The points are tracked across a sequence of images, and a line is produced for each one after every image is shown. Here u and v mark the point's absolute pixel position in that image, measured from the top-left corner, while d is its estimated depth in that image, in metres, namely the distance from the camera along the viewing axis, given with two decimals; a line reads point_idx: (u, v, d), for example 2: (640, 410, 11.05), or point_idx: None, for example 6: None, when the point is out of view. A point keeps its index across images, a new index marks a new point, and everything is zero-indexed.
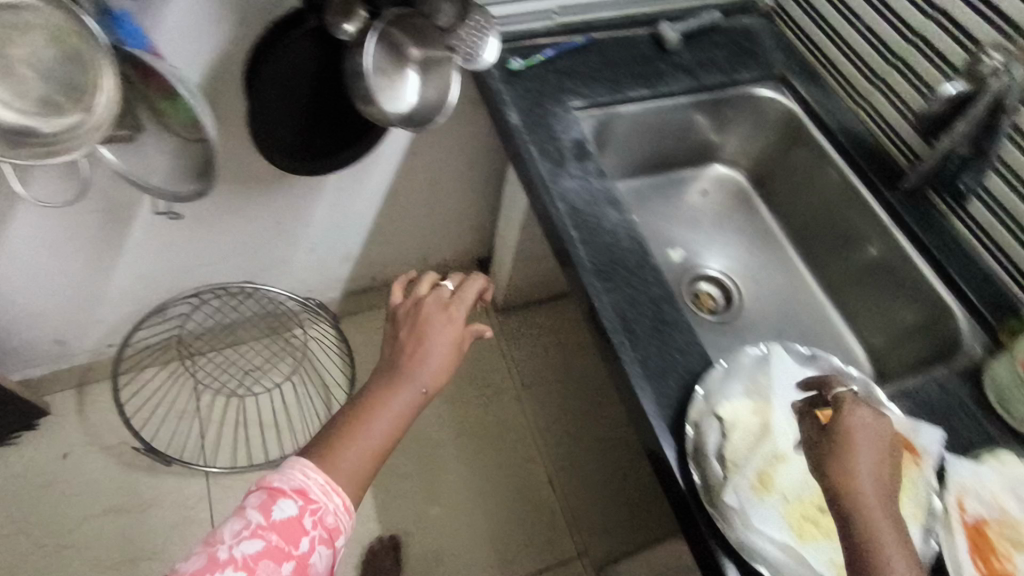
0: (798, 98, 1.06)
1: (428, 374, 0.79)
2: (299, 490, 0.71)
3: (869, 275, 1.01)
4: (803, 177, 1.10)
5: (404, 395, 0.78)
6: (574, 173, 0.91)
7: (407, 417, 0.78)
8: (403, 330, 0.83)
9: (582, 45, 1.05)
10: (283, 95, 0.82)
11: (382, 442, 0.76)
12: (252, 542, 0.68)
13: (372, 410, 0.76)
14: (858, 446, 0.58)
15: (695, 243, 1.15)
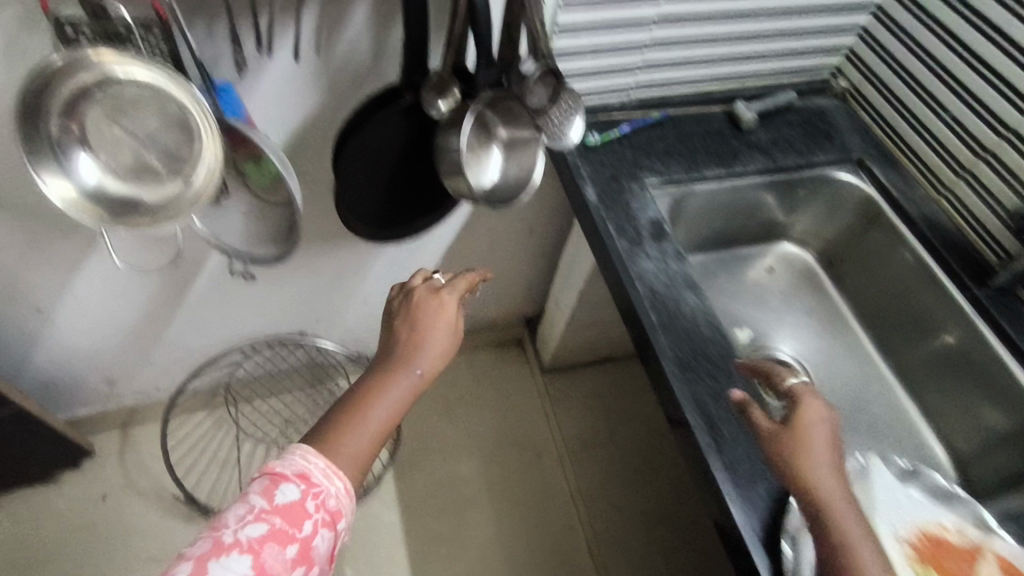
0: (876, 183, 1.04)
1: (423, 359, 0.76)
2: (301, 473, 0.66)
3: (952, 370, 0.96)
4: (879, 262, 1.07)
5: (400, 383, 0.74)
6: (651, 253, 0.89)
7: (402, 405, 0.74)
8: (399, 319, 0.79)
9: (658, 121, 1.05)
10: (370, 167, 0.83)
11: (380, 432, 0.72)
12: (255, 525, 0.62)
13: (364, 399, 0.73)
14: (811, 440, 0.66)
15: (764, 323, 1.12)
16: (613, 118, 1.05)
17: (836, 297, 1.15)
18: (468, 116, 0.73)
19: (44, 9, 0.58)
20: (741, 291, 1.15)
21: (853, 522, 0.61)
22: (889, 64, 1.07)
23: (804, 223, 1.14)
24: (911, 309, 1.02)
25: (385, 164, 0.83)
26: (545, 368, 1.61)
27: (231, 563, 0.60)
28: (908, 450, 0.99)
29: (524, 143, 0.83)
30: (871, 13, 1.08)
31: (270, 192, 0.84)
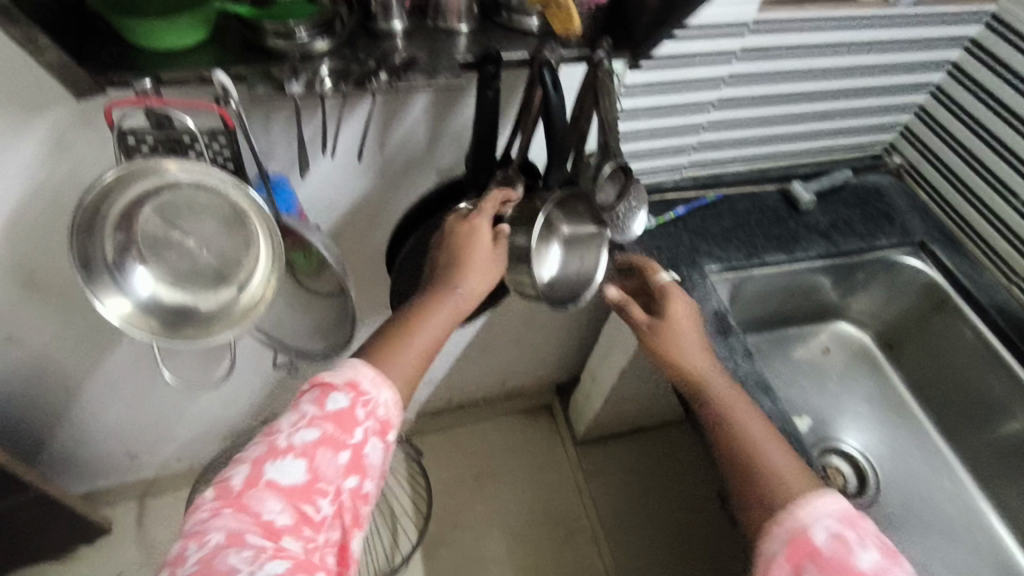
0: (941, 267, 1.00)
1: (463, 273, 0.65)
2: (350, 381, 0.57)
3: None
4: (943, 348, 1.02)
5: (442, 305, 0.64)
6: (719, 350, 0.84)
7: (449, 323, 0.64)
8: (437, 248, 0.69)
9: (713, 202, 1.01)
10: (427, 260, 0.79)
11: (427, 351, 0.62)
12: (306, 430, 0.54)
13: (401, 329, 0.62)
14: (680, 330, 0.73)
15: (823, 410, 1.07)
16: (666, 198, 1.01)
17: (898, 382, 1.10)
18: (540, 217, 0.69)
19: (108, 121, 0.55)
20: (797, 374, 1.10)
21: (735, 402, 0.66)
22: (950, 144, 1.04)
23: (862, 303, 1.10)
24: (987, 404, 0.97)
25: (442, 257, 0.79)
26: (578, 438, 1.55)
27: (285, 469, 0.53)
28: (987, 556, 0.93)
29: (588, 238, 0.78)
30: (930, 92, 1.05)
31: (323, 288, 0.80)
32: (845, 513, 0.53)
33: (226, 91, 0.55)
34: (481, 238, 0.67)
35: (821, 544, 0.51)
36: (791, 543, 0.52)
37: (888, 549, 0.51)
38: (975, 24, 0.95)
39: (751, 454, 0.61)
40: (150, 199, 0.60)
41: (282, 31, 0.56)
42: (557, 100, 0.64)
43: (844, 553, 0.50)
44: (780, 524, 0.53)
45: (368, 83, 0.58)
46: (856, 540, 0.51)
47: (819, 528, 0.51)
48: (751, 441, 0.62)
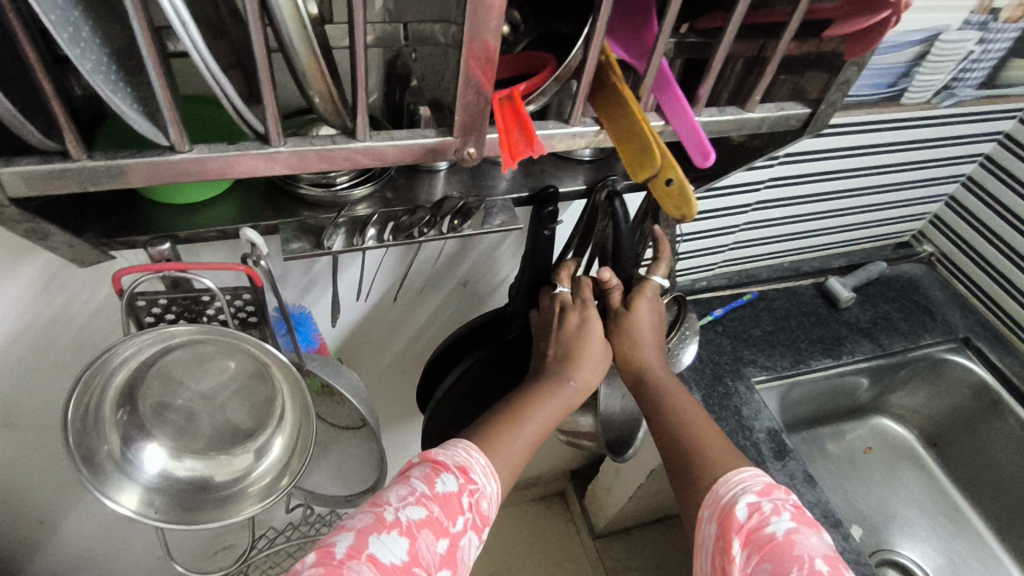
0: (989, 365, 0.96)
1: (577, 365, 0.55)
2: (461, 464, 0.48)
3: None
4: (996, 450, 0.96)
5: (553, 402, 0.54)
6: (779, 477, 0.76)
7: (558, 420, 0.55)
8: (541, 325, 0.59)
9: (750, 301, 0.97)
10: (467, 394, 0.69)
11: (533, 446, 0.53)
12: (413, 507, 0.45)
13: (506, 425, 0.52)
14: (644, 328, 0.59)
15: (877, 517, 0.99)
16: (701, 297, 0.97)
17: (946, 483, 1.03)
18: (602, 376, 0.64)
19: (117, 287, 0.47)
20: (842, 475, 1.02)
21: (682, 404, 0.57)
22: (986, 236, 0.99)
23: (903, 398, 1.04)
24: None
25: (479, 392, 0.69)
26: (597, 533, 1.44)
27: (388, 545, 0.43)
28: None
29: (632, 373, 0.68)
30: (961, 182, 1.00)
31: (346, 430, 0.71)
32: (763, 483, 0.50)
33: (255, 248, 0.48)
34: (593, 323, 0.56)
35: (740, 517, 0.48)
36: (717, 520, 0.50)
37: (807, 518, 0.49)
38: (1007, 120, 0.90)
39: (678, 441, 0.56)
40: (162, 359, 0.52)
41: (321, 180, 0.49)
42: (627, 238, 0.59)
43: (760, 522, 0.48)
44: (710, 505, 0.51)
45: (417, 235, 0.51)
46: (772, 509, 0.48)
47: (737, 502, 0.49)
48: (679, 425, 0.56)
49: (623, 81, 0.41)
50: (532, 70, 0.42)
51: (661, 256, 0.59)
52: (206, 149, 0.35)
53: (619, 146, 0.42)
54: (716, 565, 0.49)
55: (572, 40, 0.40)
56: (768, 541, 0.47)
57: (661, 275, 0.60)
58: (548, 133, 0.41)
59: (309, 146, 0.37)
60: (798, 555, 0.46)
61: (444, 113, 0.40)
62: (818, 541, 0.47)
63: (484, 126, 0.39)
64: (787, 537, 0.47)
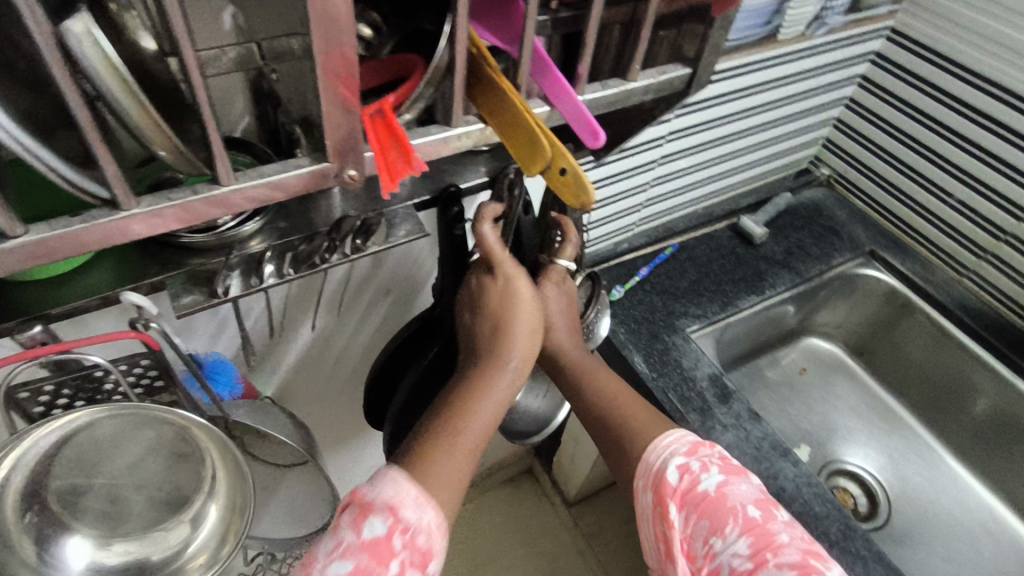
0: (897, 273, 1.02)
1: (511, 341, 0.52)
2: (389, 502, 0.42)
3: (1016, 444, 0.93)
4: (913, 350, 1.02)
5: (496, 389, 0.50)
6: (725, 419, 0.79)
7: (502, 409, 0.51)
8: (461, 301, 0.54)
9: (672, 255, 0.99)
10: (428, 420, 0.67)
11: (476, 451, 0.49)
12: (337, 564, 0.41)
13: (439, 444, 0.47)
14: (552, 314, 0.56)
15: (821, 434, 1.05)
16: (623, 261, 0.97)
17: (876, 386, 1.09)
18: None
19: None
20: (782, 399, 1.07)
21: (612, 390, 0.58)
22: (877, 152, 1.04)
23: (826, 317, 1.10)
24: (962, 385, 0.97)
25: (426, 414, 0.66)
26: (571, 502, 1.46)
27: None
28: (1009, 551, 0.93)
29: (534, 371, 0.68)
30: (845, 104, 1.05)
31: (292, 467, 0.68)
32: (689, 443, 0.53)
33: (142, 309, 0.44)
34: (519, 285, 0.51)
35: (673, 481, 0.51)
36: (652, 489, 0.52)
37: (733, 464, 0.53)
38: (876, 39, 0.94)
39: (618, 423, 0.57)
40: (67, 446, 0.47)
41: (201, 225, 0.45)
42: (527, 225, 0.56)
43: (692, 482, 0.51)
44: (643, 476, 0.53)
45: (319, 262, 0.49)
46: (701, 467, 0.51)
47: (668, 467, 0.52)
48: (620, 409, 0.57)
49: (500, 73, 0.39)
50: (405, 75, 0.39)
51: (566, 238, 0.56)
52: (42, 230, 0.30)
53: (507, 140, 0.40)
54: (658, 530, 0.52)
55: (437, 40, 0.38)
56: (703, 498, 0.50)
57: (568, 258, 0.57)
58: (425, 138, 0.39)
59: (170, 203, 0.33)
60: (732, 507, 0.49)
61: (315, 136, 0.37)
62: (748, 487, 0.51)
63: (359, 145, 0.36)
64: (720, 491, 0.50)
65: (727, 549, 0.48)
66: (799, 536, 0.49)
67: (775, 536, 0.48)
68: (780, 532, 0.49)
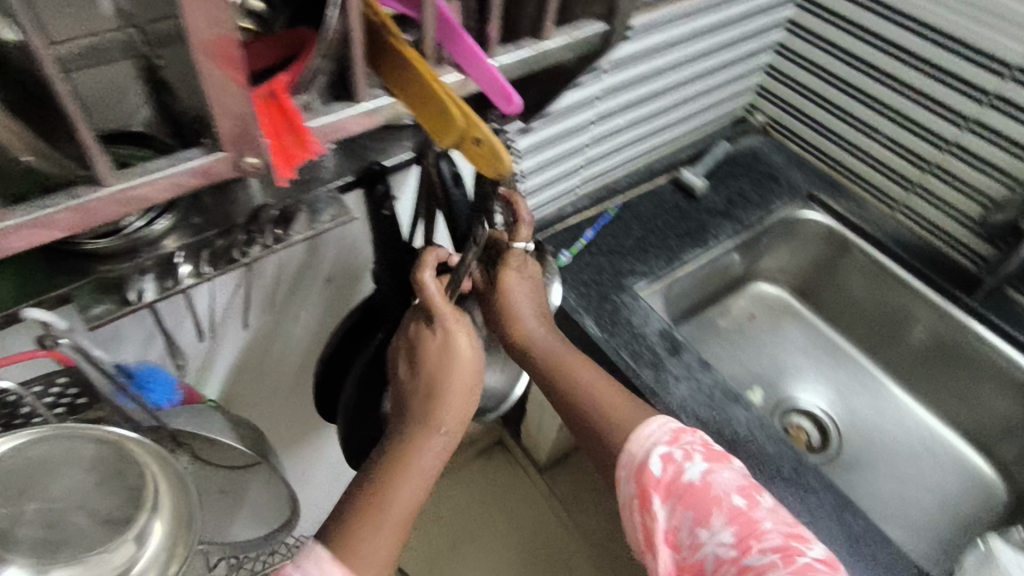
0: (834, 213, 1.04)
1: (442, 408, 0.53)
2: None
3: (954, 367, 0.97)
4: (855, 287, 1.05)
5: (425, 456, 0.52)
6: (678, 372, 0.80)
7: (435, 473, 0.53)
8: (397, 349, 0.55)
9: (616, 215, 0.99)
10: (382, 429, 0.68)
11: (411, 512, 0.51)
12: None
13: (368, 516, 0.49)
14: (519, 307, 0.59)
15: (772, 376, 1.08)
16: (567, 225, 0.97)
17: (822, 324, 1.13)
18: None
19: None
20: (734, 346, 1.10)
21: (586, 386, 0.61)
22: (808, 96, 1.05)
23: (771, 262, 1.12)
24: (901, 316, 1.01)
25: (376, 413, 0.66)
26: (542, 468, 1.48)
27: None
28: (950, 468, 0.98)
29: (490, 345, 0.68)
30: (774, 49, 1.05)
31: (245, 468, 0.65)
32: (671, 433, 0.56)
33: (48, 325, 0.41)
34: (456, 338, 0.53)
35: (657, 471, 0.54)
36: (635, 479, 0.55)
37: (715, 452, 0.55)
38: None
39: (596, 420, 0.60)
40: None
41: (105, 228, 0.41)
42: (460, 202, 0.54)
43: (676, 472, 0.54)
44: (626, 466, 0.56)
45: (239, 256, 0.48)
46: (683, 456, 0.54)
47: (651, 457, 0.55)
48: (597, 406, 0.61)
49: (402, 40, 0.37)
50: (299, 52, 0.38)
51: (519, 223, 0.55)
52: None
53: (420, 114, 0.39)
54: (640, 520, 0.55)
55: (325, 6, 0.37)
56: (688, 488, 0.53)
57: (524, 240, 0.56)
58: (321, 118, 0.37)
59: (55, 209, 0.31)
60: (715, 496, 0.52)
61: (209, 124, 0.34)
62: (730, 475, 0.54)
63: (257, 132, 0.34)
64: (703, 480, 0.53)
65: (712, 538, 0.51)
66: (781, 521, 0.51)
67: (758, 522, 0.50)
68: (762, 519, 0.51)
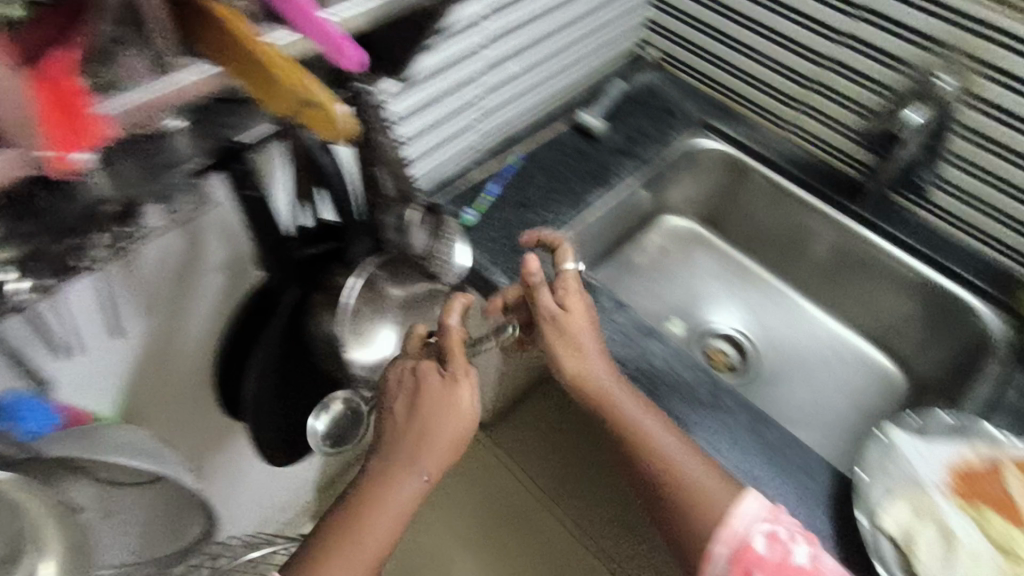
0: (731, 140, 1.06)
1: (427, 453, 0.57)
2: None
3: (853, 275, 1.02)
4: (758, 210, 1.08)
5: (401, 492, 0.56)
6: (594, 316, 0.81)
7: (410, 510, 0.56)
8: (391, 381, 0.61)
9: (520, 166, 0.97)
10: (288, 415, 0.71)
11: (383, 543, 0.55)
12: None
13: (339, 541, 0.54)
14: (580, 336, 0.68)
15: (689, 306, 1.11)
16: (470, 183, 0.94)
17: (732, 250, 1.16)
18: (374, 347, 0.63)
19: None
20: (651, 282, 1.12)
21: (671, 453, 0.63)
22: (694, 26, 1.06)
23: (678, 195, 1.13)
24: (802, 233, 1.05)
25: (275, 407, 0.69)
26: None
27: None
28: (857, 368, 1.04)
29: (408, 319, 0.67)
30: None
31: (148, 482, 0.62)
32: (770, 511, 0.60)
33: None
34: (460, 381, 0.59)
35: (762, 550, 0.57)
36: (738, 555, 0.58)
37: (808, 534, 0.59)
38: None
39: (689, 489, 0.61)
40: None
41: None
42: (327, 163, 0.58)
43: (784, 554, 0.56)
44: (721, 540, 0.59)
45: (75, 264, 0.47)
46: (788, 536, 0.58)
47: (757, 536, 0.58)
48: (678, 469, 0.62)
49: (223, 9, 0.44)
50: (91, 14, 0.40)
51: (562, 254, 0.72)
52: None
53: (246, 77, 0.45)
54: None
55: None
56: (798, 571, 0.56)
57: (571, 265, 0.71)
58: (124, 103, 0.43)
59: None
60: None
61: None
62: (829, 558, 0.58)
63: None
64: (813, 566, 0.56)
65: None
66: None
67: None
68: None
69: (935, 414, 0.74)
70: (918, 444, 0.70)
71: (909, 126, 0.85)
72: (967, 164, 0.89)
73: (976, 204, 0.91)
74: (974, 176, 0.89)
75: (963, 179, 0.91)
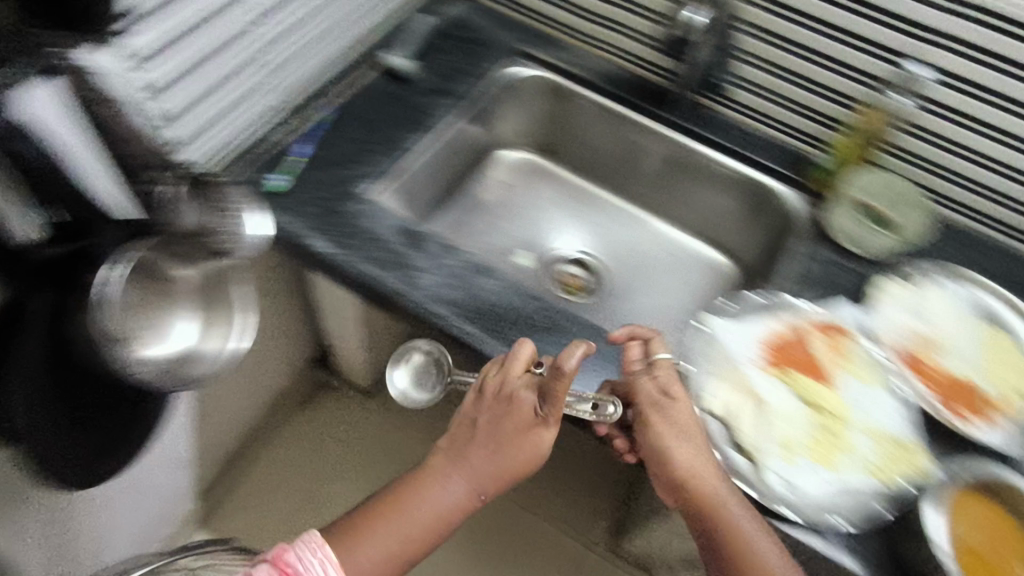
0: (546, 65, 1.06)
1: (486, 480, 0.68)
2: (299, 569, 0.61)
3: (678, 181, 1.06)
4: (585, 131, 1.09)
5: (449, 490, 0.68)
6: (423, 264, 0.79)
7: (448, 512, 0.68)
8: (480, 400, 0.70)
9: (330, 122, 0.91)
10: (68, 439, 0.61)
11: (412, 535, 0.67)
12: None
13: (388, 504, 0.67)
14: (678, 422, 0.66)
15: (536, 237, 1.12)
16: (276, 147, 0.87)
17: (572, 176, 1.17)
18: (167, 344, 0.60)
19: None
20: (495, 219, 1.12)
21: (753, 536, 0.61)
22: None
23: (507, 128, 1.12)
24: (628, 148, 1.07)
25: (62, 426, 0.60)
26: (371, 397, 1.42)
27: None
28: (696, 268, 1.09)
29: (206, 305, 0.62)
30: None
31: None
32: None
33: None
34: (546, 433, 0.68)
35: None
36: None
37: None
38: None
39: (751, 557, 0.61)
40: None
41: None
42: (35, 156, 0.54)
43: None
44: None
45: None
46: None
47: None
48: (752, 542, 0.61)
49: None
50: None
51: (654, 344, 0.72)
52: None
53: None
54: None
55: None
56: None
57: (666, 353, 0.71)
58: None
59: None
60: None
61: None
62: None
63: None
64: None
65: None
66: None
67: None
68: None
69: (743, 294, 0.79)
70: (724, 327, 0.75)
71: (694, 27, 0.88)
72: (756, 60, 0.93)
73: (771, 97, 0.96)
74: (763, 70, 0.94)
75: (754, 74, 0.95)
